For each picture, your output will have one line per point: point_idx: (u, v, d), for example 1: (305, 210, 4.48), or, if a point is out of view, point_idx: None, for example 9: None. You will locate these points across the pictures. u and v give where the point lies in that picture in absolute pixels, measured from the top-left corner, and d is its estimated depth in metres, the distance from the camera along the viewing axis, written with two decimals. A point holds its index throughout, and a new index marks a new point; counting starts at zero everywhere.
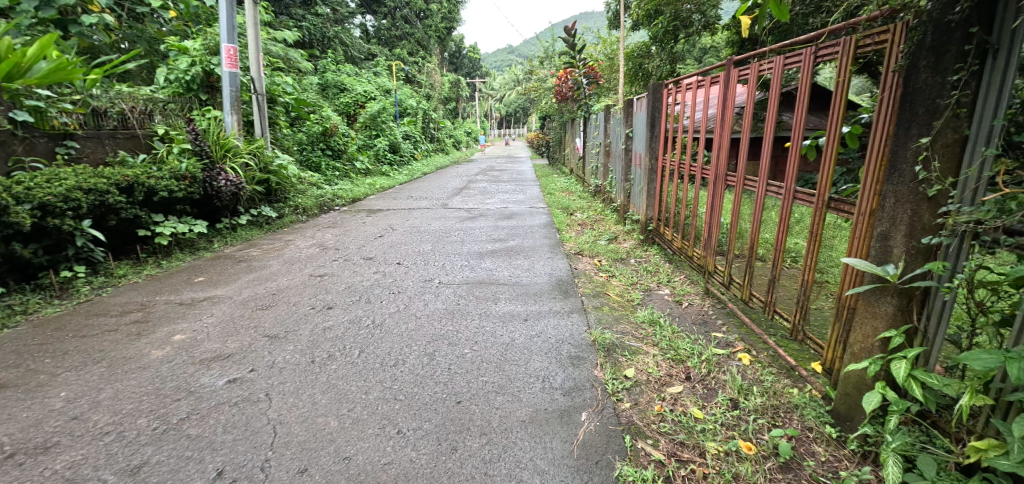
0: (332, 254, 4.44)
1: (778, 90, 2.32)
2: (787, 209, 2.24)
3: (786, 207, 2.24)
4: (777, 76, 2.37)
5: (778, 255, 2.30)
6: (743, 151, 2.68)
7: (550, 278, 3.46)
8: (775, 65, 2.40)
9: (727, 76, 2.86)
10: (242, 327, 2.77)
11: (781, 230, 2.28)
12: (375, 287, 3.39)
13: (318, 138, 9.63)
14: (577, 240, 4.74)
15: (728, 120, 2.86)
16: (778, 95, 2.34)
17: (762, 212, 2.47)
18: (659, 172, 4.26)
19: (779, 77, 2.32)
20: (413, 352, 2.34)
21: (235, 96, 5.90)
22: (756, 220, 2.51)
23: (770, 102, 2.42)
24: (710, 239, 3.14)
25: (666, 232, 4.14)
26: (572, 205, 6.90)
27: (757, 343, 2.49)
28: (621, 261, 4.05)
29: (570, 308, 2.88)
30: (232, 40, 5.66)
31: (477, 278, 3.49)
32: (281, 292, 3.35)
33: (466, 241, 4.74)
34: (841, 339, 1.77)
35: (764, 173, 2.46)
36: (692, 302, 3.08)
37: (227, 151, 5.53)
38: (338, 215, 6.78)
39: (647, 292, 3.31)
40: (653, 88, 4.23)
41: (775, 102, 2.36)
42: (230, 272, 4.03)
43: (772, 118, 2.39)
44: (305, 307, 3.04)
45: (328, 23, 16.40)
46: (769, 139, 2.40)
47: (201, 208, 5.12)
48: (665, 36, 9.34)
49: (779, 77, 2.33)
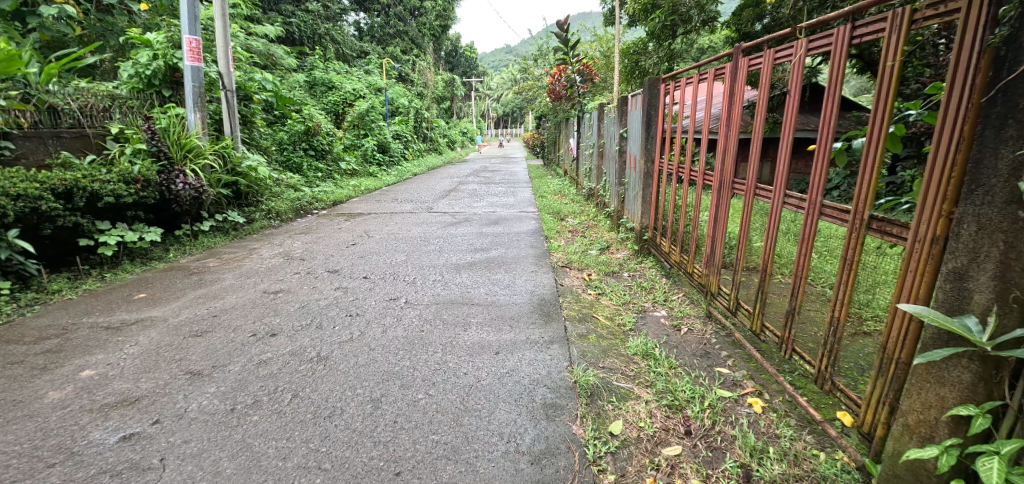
0: (296, 266, 4.02)
1: (801, 83, 1.93)
2: (810, 225, 1.86)
3: (809, 224, 1.86)
4: (798, 66, 1.98)
5: (797, 283, 1.92)
6: (753, 156, 2.29)
7: (531, 296, 3.05)
8: (795, 53, 2.01)
9: (733, 68, 2.46)
10: (164, 360, 2.35)
11: (802, 253, 1.90)
12: (331, 307, 2.97)
13: (300, 138, 9.18)
14: (566, 250, 4.34)
15: (735, 118, 2.45)
16: (799, 87, 1.96)
17: (777, 230, 2.08)
18: (656, 175, 3.85)
19: (800, 68, 1.93)
20: (354, 399, 1.93)
21: (201, 92, 5.45)
22: (770, 238, 2.13)
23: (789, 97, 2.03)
24: (713, 255, 2.74)
25: (662, 242, 3.75)
26: (563, 209, 6.49)
27: (770, 383, 2.12)
28: (613, 275, 3.65)
29: (551, 337, 2.46)
30: (194, 31, 5.20)
31: (448, 297, 3.07)
32: (223, 314, 2.93)
33: (444, 251, 4.34)
34: (888, 399, 1.40)
35: (780, 183, 2.07)
36: (693, 327, 2.70)
37: (188, 151, 5.09)
38: (314, 220, 6.36)
39: (641, 315, 2.91)
40: (649, 84, 3.82)
41: (794, 97, 1.97)
42: (177, 288, 3.60)
43: (792, 115, 2.00)
44: (244, 334, 2.62)
45: (319, 19, 15.94)
46: (787, 141, 2.01)
47: (157, 213, 4.70)
48: (662, 31, 9.01)
49: (802, 66, 1.94)
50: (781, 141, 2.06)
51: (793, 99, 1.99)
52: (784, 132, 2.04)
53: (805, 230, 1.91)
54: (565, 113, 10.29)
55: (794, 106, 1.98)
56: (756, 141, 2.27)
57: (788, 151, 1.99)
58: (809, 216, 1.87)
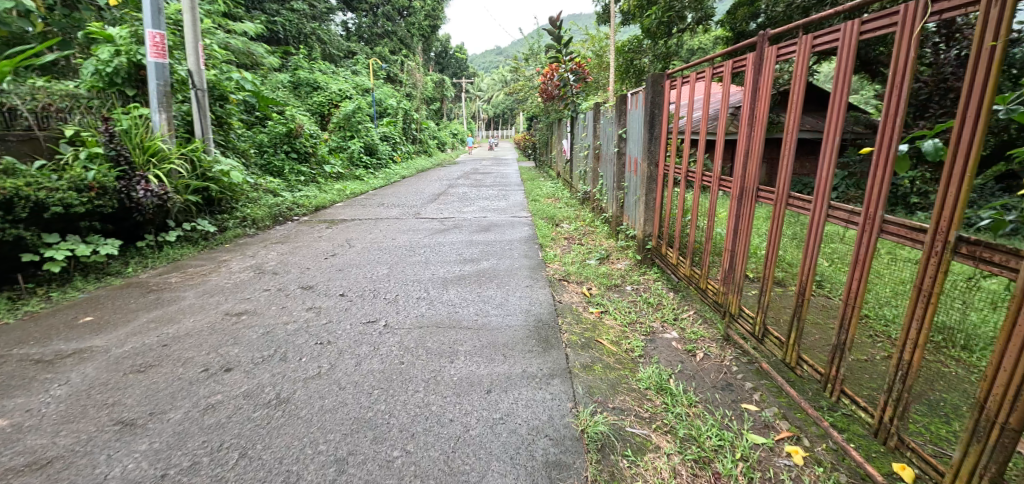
0: (267, 281, 3.65)
1: (852, 75, 1.61)
2: (867, 246, 1.54)
3: (865, 245, 1.54)
4: (846, 53, 1.66)
5: (847, 311, 1.61)
6: (785, 161, 1.97)
7: (526, 316, 2.72)
8: (841, 38, 1.68)
9: (757, 59, 2.14)
10: (94, 406, 1.99)
11: (855, 277, 1.58)
12: (300, 333, 2.61)
13: (281, 140, 8.77)
14: (562, 260, 4.01)
15: (761, 116, 2.11)
16: (847, 80, 1.65)
17: (818, 248, 1.76)
18: (660, 180, 3.53)
19: (851, 57, 1.62)
20: (315, 460, 1.58)
21: (167, 91, 5.02)
22: (810, 256, 1.82)
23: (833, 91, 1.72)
24: (731, 271, 2.41)
25: (668, 252, 3.44)
26: (558, 214, 6.17)
27: (807, 425, 1.80)
28: (615, 288, 3.33)
29: (551, 369, 2.12)
30: (159, 24, 4.78)
31: (434, 318, 2.73)
32: (175, 344, 2.56)
33: (432, 262, 4.00)
34: (989, 473, 1.12)
35: (823, 192, 1.76)
36: (709, 352, 2.39)
37: (152, 155, 4.69)
38: (294, 227, 5.97)
39: (650, 338, 2.58)
40: (653, 81, 3.50)
41: (842, 91, 1.66)
42: (130, 309, 3.21)
43: (838, 112, 1.68)
44: (195, 369, 2.27)
45: (305, 19, 15.57)
46: (832, 143, 1.70)
47: (116, 223, 4.28)
48: (658, 28, 8.75)
49: (852, 54, 1.62)
50: (824, 143, 1.75)
51: (840, 93, 1.67)
52: (828, 132, 1.73)
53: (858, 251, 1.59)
54: (558, 114, 10.00)
55: (842, 100, 1.66)
56: (787, 144, 1.95)
57: (834, 154, 1.67)
58: (864, 235, 1.55)
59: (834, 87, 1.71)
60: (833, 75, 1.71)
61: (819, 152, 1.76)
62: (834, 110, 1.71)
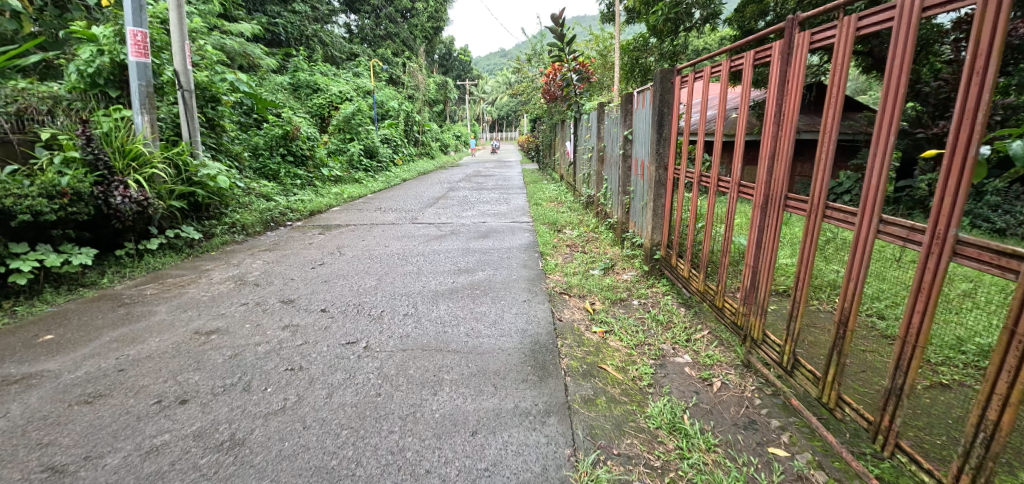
0: (246, 294, 3.40)
1: (913, 61, 1.31)
2: (933, 273, 1.26)
3: (932, 270, 1.25)
4: (902, 36, 1.37)
5: (906, 351, 1.34)
6: (822, 164, 1.67)
7: (521, 337, 2.45)
8: (897, 17, 1.39)
9: (785, 48, 1.85)
10: (25, 448, 1.75)
11: (917, 310, 1.30)
12: (270, 356, 2.35)
13: (278, 143, 8.55)
14: (564, 269, 3.74)
15: (790, 114, 1.82)
16: (905, 68, 1.35)
17: (866, 271, 1.46)
18: (670, 185, 3.25)
19: (910, 38, 1.32)
20: None
21: (150, 92, 4.80)
22: (854, 280, 1.52)
23: (886, 81, 1.42)
24: (754, 289, 2.12)
25: (678, 263, 3.14)
26: (560, 219, 5.89)
27: (849, 478, 1.51)
28: (620, 303, 3.05)
29: (547, 405, 1.85)
30: (140, 23, 4.56)
31: (420, 340, 2.47)
32: (133, 369, 2.31)
33: (423, 272, 3.74)
34: None
35: (871, 202, 1.45)
36: (726, 379, 2.12)
37: (132, 160, 4.46)
38: (285, 234, 5.73)
39: (660, 363, 2.30)
40: (662, 77, 3.23)
41: (900, 80, 1.36)
42: (96, 325, 2.97)
43: (892, 106, 1.39)
44: (148, 401, 2.02)
45: (307, 20, 15.44)
46: (884, 143, 1.40)
47: (94, 231, 4.07)
48: (664, 25, 8.49)
49: (912, 35, 1.32)
50: (873, 144, 1.46)
51: (895, 82, 1.38)
52: (878, 130, 1.43)
53: (921, 277, 1.30)
54: (561, 115, 9.76)
55: (898, 91, 1.36)
56: (824, 145, 1.65)
57: (888, 156, 1.37)
58: (929, 259, 1.27)
59: (887, 77, 1.41)
60: (886, 63, 1.42)
61: (867, 155, 1.46)
62: (886, 104, 1.41)
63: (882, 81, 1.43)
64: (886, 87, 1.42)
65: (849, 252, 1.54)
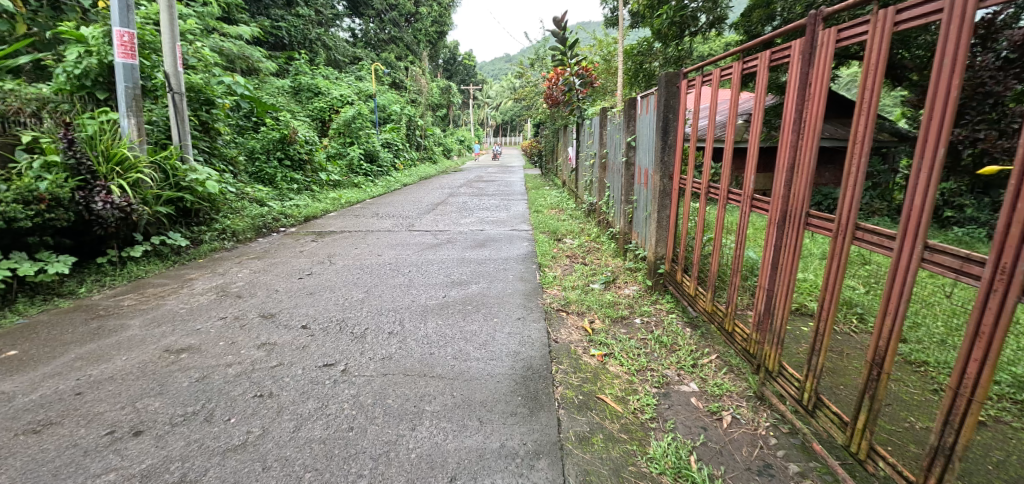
0: (227, 306, 3.22)
1: (968, 60, 1.11)
2: (997, 314, 1.06)
3: (995, 311, 1.06)
4: (952, 30, 1.16)
5: (959, 404, 1.14)
6: (851, 176, 1.45)
7: (513, 362, 2.26)
8: (945, 10, 1.18)
9: (807, 47, 1.65)
10: None
11: (976, 357, 1.11)
12: (239, 380, 2.16)
13: (275, 146, 8.41)
14: (563, 283, 3.55)
15: (812, 121, 1.62)
16: (956, 69, 1.15)
17: (907, 306, 1.25)
18: (675, 195, 3.06)
19: (965, 33, 1.12)
20: None
21: (136, 94, 4.65)
22: (891, 315, 1.31)
23: (932, 83, 1.22)
24: (769, 314, 1.92)
25: (684, 279, 2.94)
26: (560, 227, 5.70)
27: None
28: (621, 322, 2.86)
29: (536, 444, 1.66)
30: (128, 23, 4.43)
31: (404, 362, 2.28)
32: (90, 392, 2.13)
33: (415, 284, 3.56)
34: None
35: (913, 224, 1.25)
36: (736, 413, 1.93)
37: (117, 164, 4.29)
38: (277, 241, 5.56)
39: (664, 392, 2.11)
40: (666, 81, 3.05)
41: (951, 82, 1.15)
42: (63, 340, 2.78)
43: (941, 113, 1.18)
44: (100, 431, 1.83)
45: (311, 24, 15.35)
46: (932, 156, 1.20)
47: (75, 237, 3.92)
48: (669, 29, 8.32)
49: (965, 29, 1.12)
50: (916, 157, 1.25)
51: (945, 84, 1.17)
52: (924, 140, 1.22)
53: (980, 318, 1.11)
54: (563, 120, 9.60)
55: (949, 95, 1.16)
56: (854, 154, 1.44)
57: (938, 173, 1.17)
58: (992, 296, 1.07)
59: (934, 79, 1.21)
60: (932, 62, 1.22)
61: (910, 169, 1.26)
62: (932, 110, 1.21)
63: (928, 84, 1.22)
64: (932, 91, 1.22)
65: (885, 282, 1.34)
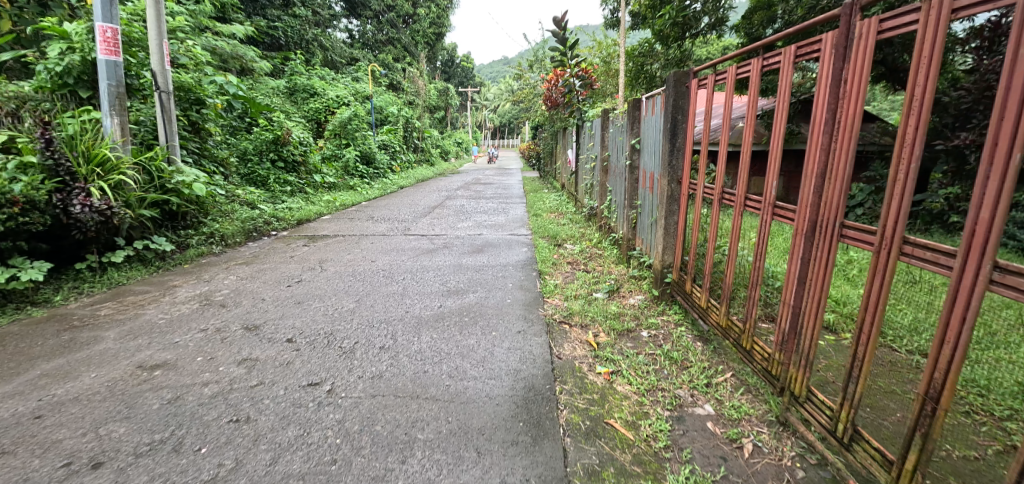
0: (208, 317, 3.03)
1: None
2: None
3: None
4: None
5: None
6: (897, 184, 1.29)
7: (513, 382, 2.08)
8: None
9: (843, 41, 1.48)
10: None
11: None
12: (215, 402, 1.98)
13: (268, 148, 8.22)
14: (565, 292, 3.38)
15: (848, 123, 1.46)
16: None
17: (971, 335, 1.10)
18: (684, 201, 2.90)
19: None
20: None
21: (120, 92, 4.46)
22: (951, 344, 1.15)
23: (1003, 78, 1.05)
24: (794, 334, 1.75)
25: (694, 290, 2.78)
26: (561, 232, 5.53)
27: None
28: (628, 335, 2.69)
29: (541, 481, 1.49)
30: (111, 18, 4.25)
31: (395, 382, 2.10)
32: (51, 416, 1.94)
33: (409, 293, 3.38)
34: None
35: (980, 241, 1.09)
36: (758, 441, 1.76)
37: (97, 166, 4.09)
38: (267, 245, 5.37)
39: (677, 415, 1.94)
40: (675, 80, 2.89)
41: None
42: (30, 354, 2.58)
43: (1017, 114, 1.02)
44: (55, 463, 1.65)
45: (308, 25, 15.20)
46: (1005, 163, 1.04)
47: (51, 242, 3.74)
48: (671, 30, 8.20)
49: None
50: (984, 164, 1.09)
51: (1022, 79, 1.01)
52: (995, 143, 1.06)
53: None
54: (562, 122, 9.45)
55: None
56: (901, 160, 1.28)
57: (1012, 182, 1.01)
58: None
59: (1008, 72, 1.04)
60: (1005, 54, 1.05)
61: (977, 177, 1.09)
62: (1004, 109, 1.05)
63: (999, 79, 1.06)
64: (1004, 86, 1.05)
65: (943, 305, 1.18)
